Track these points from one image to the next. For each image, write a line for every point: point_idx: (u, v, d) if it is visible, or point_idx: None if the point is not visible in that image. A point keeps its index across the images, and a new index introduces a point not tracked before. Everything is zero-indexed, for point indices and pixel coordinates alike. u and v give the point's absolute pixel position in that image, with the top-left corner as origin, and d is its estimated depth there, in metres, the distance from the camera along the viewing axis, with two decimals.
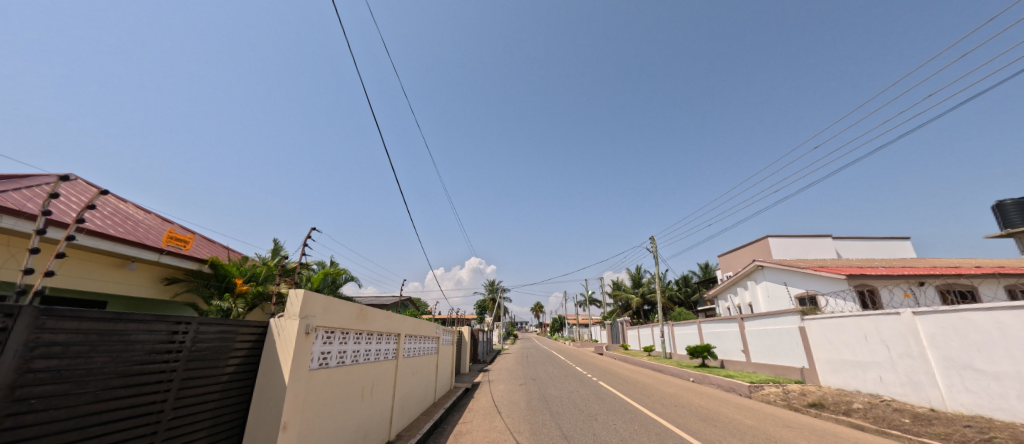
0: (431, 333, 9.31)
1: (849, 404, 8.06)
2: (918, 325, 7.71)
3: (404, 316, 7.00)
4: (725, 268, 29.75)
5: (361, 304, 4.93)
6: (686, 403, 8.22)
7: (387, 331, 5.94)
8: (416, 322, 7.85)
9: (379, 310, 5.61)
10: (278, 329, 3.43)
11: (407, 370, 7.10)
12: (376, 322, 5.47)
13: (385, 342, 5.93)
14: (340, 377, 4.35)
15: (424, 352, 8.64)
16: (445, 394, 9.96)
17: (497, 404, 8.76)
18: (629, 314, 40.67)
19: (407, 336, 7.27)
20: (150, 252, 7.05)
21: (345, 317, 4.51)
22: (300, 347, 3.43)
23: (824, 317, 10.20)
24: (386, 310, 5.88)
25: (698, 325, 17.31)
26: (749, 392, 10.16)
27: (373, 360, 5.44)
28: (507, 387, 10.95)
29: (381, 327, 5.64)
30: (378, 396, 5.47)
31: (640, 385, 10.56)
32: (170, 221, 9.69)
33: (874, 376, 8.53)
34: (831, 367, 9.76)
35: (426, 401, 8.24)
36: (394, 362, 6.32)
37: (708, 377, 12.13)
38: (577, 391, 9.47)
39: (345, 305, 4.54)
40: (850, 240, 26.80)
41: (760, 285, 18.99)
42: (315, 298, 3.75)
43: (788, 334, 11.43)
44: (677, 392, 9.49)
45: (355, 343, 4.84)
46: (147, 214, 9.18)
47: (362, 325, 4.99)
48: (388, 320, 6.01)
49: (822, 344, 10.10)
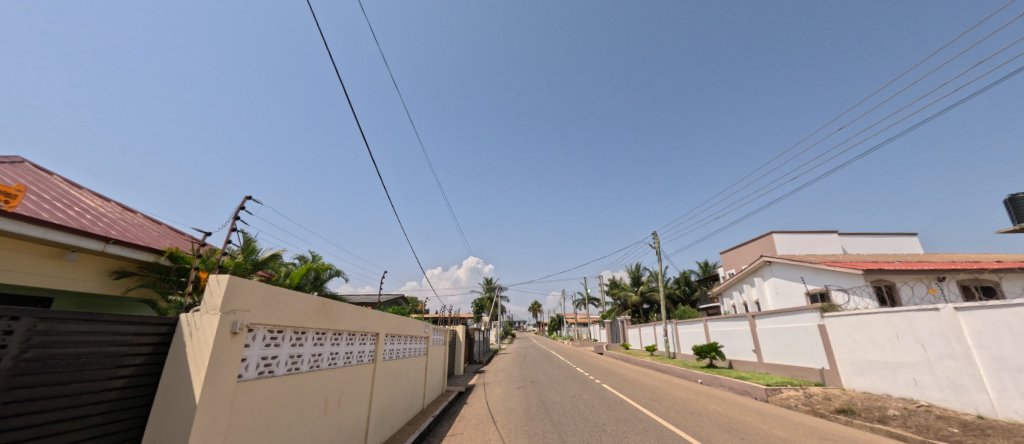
0: (420, 332, 8.42)
1: (885, 411, 7.24)
2: (961, 323, 6.93)
3: (385, 312, 6.13)
4: (727, 265, 29.00)
5: (325, 297, 4.05)
6: (702, 410, 7.36)
7: (362, 330, 5.05)
8: (401, 320, 6.96)
9: (351, 307, 4.73)
10: (190, 328, 2.55)
11: (389, 374, 6.24)
12: (347, 321, 4.59)
13: (359, 343, 5.07)
14: (291, 388, 3.47)
15: (412, 355, 7.76)
16: (436, 400, 9.09)
17: (492, 412, 7.88)
18: (628, 312, 39.94)
19: (390, 336, 6.41)
20: (93, 241, 6.11)
21: (302, 313, 3.64)
22: (220, 352, 2.55)
23: (847, 314, 9.39)
24: (360, 306, 5.01)
25: (704, 324, 16.51)
26: (766, 396, 9.32)
27: (343, 365, 4.58)
28: (504, 391, 10.09)
29: (353, 326, 4.76)
30: (349, 407, 4.60)
31: (647, 388, 9.73)
32: (131, 210, 8.78)
33: (908, 379, 7.75)
34: (855, 368, 8.96)
35: (413, 409, 7.35)
36: (372, 366, 5.47)
37: (719, 379, 11.32)
38: (580, 397, 8.61)
39: (301, 299, 3.64)
40: (855, 236, 26.14)
41: (767, 282, 18.18)
42: (250, 289, 2.88)
43: (805, 332, 10.62)
44: (690, 397, 8.65)
45: (315, 345, 3.96)
46: (103, 201, 8.30)
47: (326, 323, 4.11)
48: (363, 318, 5.13)
49: (845, 343, 9.32)
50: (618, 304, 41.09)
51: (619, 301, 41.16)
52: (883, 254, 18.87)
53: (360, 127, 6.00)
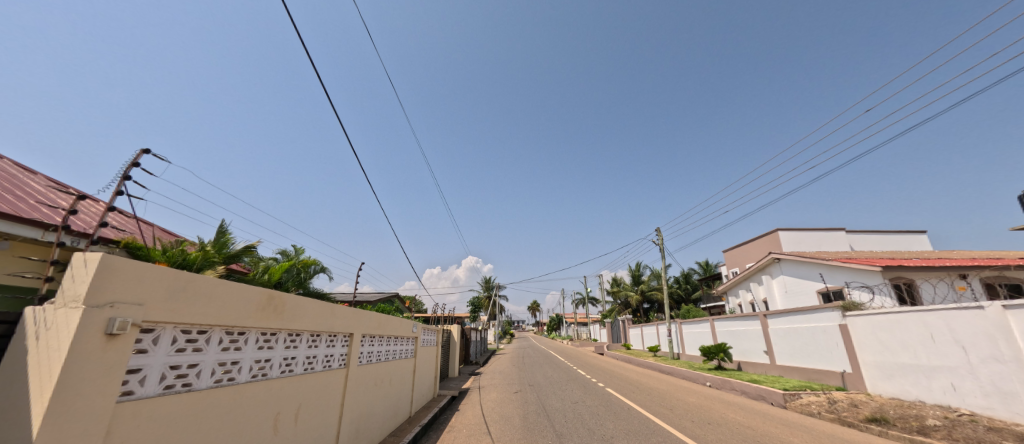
0: (408, 332, 7.64)
1: (924, 421, 6.49)
2: (1009, 323, 6.20)
3: (362, 310, 5.36)
4: (731, 264, 28.25)
5: (274, 290, 3.27)
6: (720, 420, 6.59)
7: (328, 329, 4.26)
8: (382, 319, 6.16)
9: (313, 302, 3.96)
10: (40, 329, 1.80)
11: (368, 380, 5.48)
12: (308, 320, 3.83)
13: (326, 346, 4.30)
14: (220, 405, 2.70)
15: (398, 357, 6.98)
16: (425, 406, 8.32)
17: (486, 421, 7.10)
18: (629, 312, 39.26)
19: (369, 337, 5.63)
20: (30, 229, 5.36)
21: (239, 310, 2.86)
22: (84, 363, 1.80)
23: (872, 313, 8.64)
24: (327, 302, 4.23)
25: (710, 323, 15.79)
26: (784, 402, 8.56)
27: (303, 371, 3.82)
28: (500, 396, 9.33)
29: (315, 326, 3.98)
30: (310, 423, 3.83)
31: (654, 393, 8.94)
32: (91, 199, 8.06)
33: (945, 384, 7.02)
34: (882, 372, 8.22)
35: (397, 417, 6.59)
36: (344, 372, 4.71)
37: (730, 382, 10.59)
38: (582, 403, 7.88)
39: (238, 291, 2.86)
40: (863, 234, 25.45)
41: (776, 280, 17.45)
42: (141, 276, 2.08)
43: (825, 333, 9.89)
44: (703, 404, 7.90)
45: (260, 349, 3.20)
46: (59, 188, 7.58)
47: (278, 323, 3.34)
48: (332, 316, 4.37)
49: (870, 344, 8.59)
50: (618, 304, 40.36)
51: (619, 300, 40.35)
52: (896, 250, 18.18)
53: (327, 97, 5.23)
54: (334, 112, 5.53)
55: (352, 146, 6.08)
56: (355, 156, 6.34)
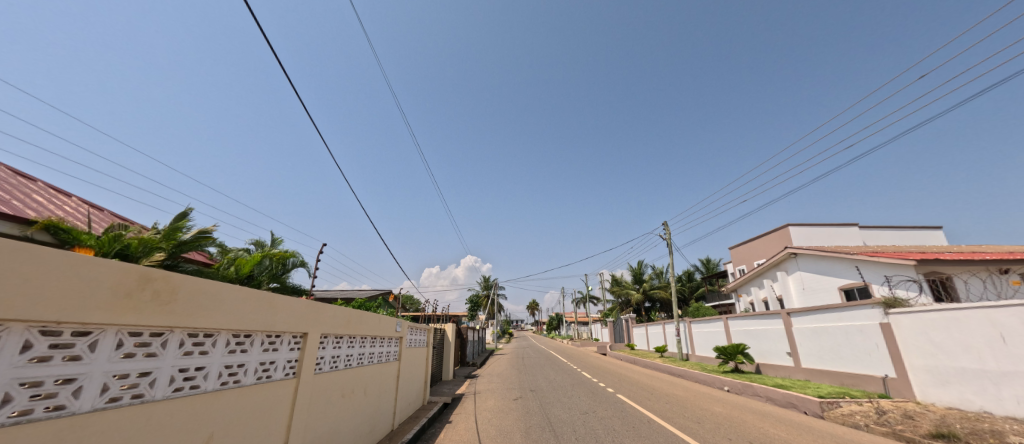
0: (391, 331, 6.51)
1: (1005, 439, 5.46)
2: None
3: (323, 303, 4.22)
4: (739, 261, 27.32)
5: (156, 270, 2.15)
6: (760, 436, 5.57)
7: (262, 327, 3.11)
8: (353, 314, 5.02)
9: (239, 291, 2.83)
10: None
11: (332, 392, 4.37)
12: (227, 315, 2.70)
13: (261, 351, 3.17)
14: None
15: (377, 361, 5.85)
16: (412, 416, 7.25)
17: (484, 438, 5.95)
18: (630, 311, 38.52)
19: (335, 338, 4.51)
20: None
21: (71, 298, 1.75)
22: None
23: (921, 310, 7.60)
24: (263, 292, 3.11)
25: (723, 322, 14.76)
26: (822, 412, 7.51)
27: (217, 387, 2.69)
28: (497, 404, 8.26)
29: (240, 324, 2.85)
30: None
31: (672, 401, 7.90)
32: (34, 180, 7.22)
33: (1018, 393, 5.96)
34: (936, 378, 7.18)
35: (374, 433, 5.49)
36: (292, 385, 3.58)
37: (751, 387, 9.59)
38: (593, 414, 6.81)
39: (69, 267, 1.76)
40: (878, 230, 24.42)
41: (792, 276, 16.40)
42: None
43: (861, 332, 8.84)
44: (734, 416, 6.87)
45: (127, 357, 2.09)
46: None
47: (166, 318, 2.22)
48: (271, 312, 3.23)
49: (919, 346, 7.56)
50: (619, 302, 39.56)
51: (620, 299, 39.31)
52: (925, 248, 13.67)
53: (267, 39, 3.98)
54: (282, 68, 4.54)
55: (305, 109, 5.20)
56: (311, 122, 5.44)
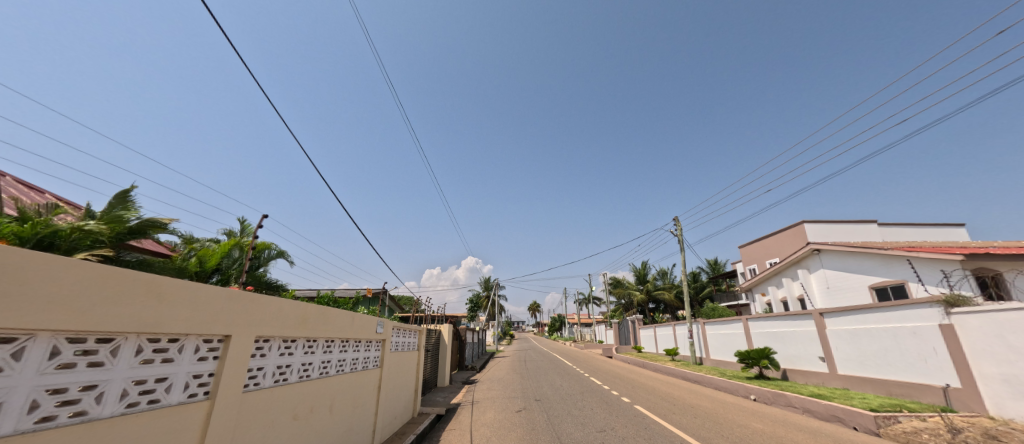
0: (371, 334, 5.39)
1: None
2: None
3: (263, 294, 3.08)
4: (749, 260, 26.25)
5: None
6: None
7: (131, 326, 1.99)
8: (314, 310, 3.87)
9: (76, 268, 1.76)
10: None
11: (278, 415, 3.23)
12: (47, 308, 1.62)
13: (136, 363, 2.06)
14: None
15: (350, 370, 4.73)
16: (398, 433, 6.13)
17: None
18: (633, 312, 37.56)
19: (283, 341, 3.39)
20: None
21: None
22: None
23: (991, 310, 6.48)
24: (132, 273, 1.99)
25: (742, 324, 13.65)
26: (877, 428, 6.42)
27: (24, 429, 1.58)
28: (497, 417, 7.17)
29: (79, 321, 1.75)
30: None
31: (701, 414, 6.84)
32: None
33: None
34: (1014, 390, 6.03)
35: None
36: (203, 410, 2.45)
37: (784, 397, 8.51)
38: (611, 433, 5.70)
39: None
40: (898, 227, 23.23)
41: (814, 274, 15.28)
42: None
43: (915, 335, 7.72)
44: (777, 434, 5.85)
45: None
46: None
47: None
48: (160, 304, 2.13)
49: (992, 352, 6.43)
50: (622, 303, 38.63)
51: (623, 300, 38.22)
52: (978, 244, 11.79)
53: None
54: (208, 7, 3.51)
55: (251, 72, 4.16)
56: (252, 74, 4.22)
